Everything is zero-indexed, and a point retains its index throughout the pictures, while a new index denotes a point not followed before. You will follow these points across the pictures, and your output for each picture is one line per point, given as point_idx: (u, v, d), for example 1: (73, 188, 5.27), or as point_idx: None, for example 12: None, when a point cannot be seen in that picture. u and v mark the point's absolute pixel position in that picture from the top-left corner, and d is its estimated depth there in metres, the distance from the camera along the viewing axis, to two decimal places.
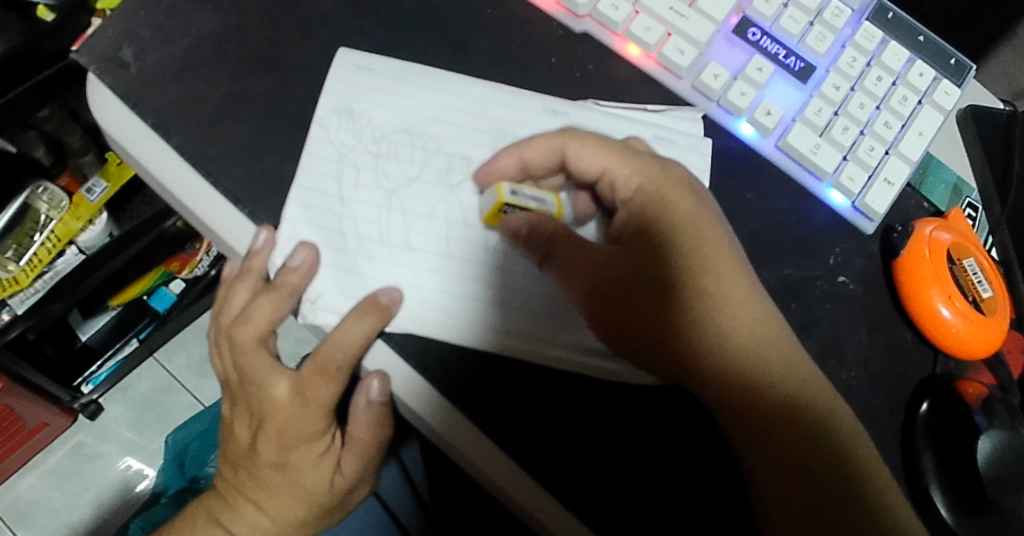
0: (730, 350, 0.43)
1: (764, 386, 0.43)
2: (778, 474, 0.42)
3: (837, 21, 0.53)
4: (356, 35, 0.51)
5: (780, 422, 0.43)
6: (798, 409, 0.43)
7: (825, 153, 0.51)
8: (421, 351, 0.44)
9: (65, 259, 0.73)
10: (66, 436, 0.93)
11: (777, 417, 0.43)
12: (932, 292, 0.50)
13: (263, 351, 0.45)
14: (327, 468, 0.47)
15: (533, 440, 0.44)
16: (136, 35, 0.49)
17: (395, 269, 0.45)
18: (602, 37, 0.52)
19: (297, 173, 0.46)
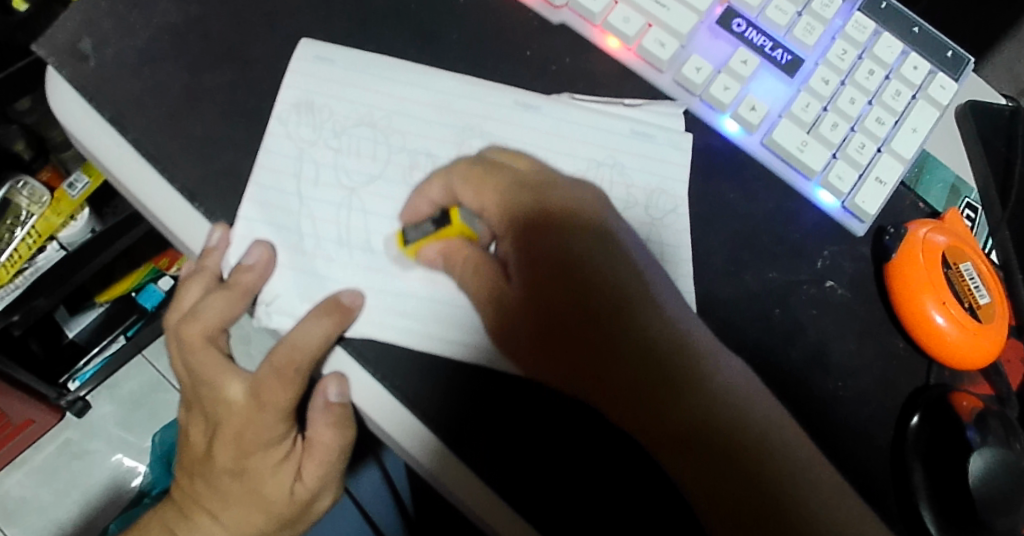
0: (635, 365, 0.40)
1: (679, 387, 0.40)
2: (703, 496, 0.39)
3: (827, 12, 0.50)
4: (323, 26, 0.49)
5: (701, 436, 0.40)
6: (717, 417, 0.40)
7: (813, 151, 0.48)
8: (379, 359, 0.42)
9: (45, 256, 0.70)
10: (55, 433, 0.92)
11: (705, 422, 0.40)
12: (925, 299, 0.47)
13: (213, 349, 0.43)
14: (287, 474, 0.45)
15: (497, 455, 0.42)
16: (96, 26, 0.47)
17: (354, 272, 0.43)
18: (580, 29, 0.50)
19: (254, 170, 0.44)
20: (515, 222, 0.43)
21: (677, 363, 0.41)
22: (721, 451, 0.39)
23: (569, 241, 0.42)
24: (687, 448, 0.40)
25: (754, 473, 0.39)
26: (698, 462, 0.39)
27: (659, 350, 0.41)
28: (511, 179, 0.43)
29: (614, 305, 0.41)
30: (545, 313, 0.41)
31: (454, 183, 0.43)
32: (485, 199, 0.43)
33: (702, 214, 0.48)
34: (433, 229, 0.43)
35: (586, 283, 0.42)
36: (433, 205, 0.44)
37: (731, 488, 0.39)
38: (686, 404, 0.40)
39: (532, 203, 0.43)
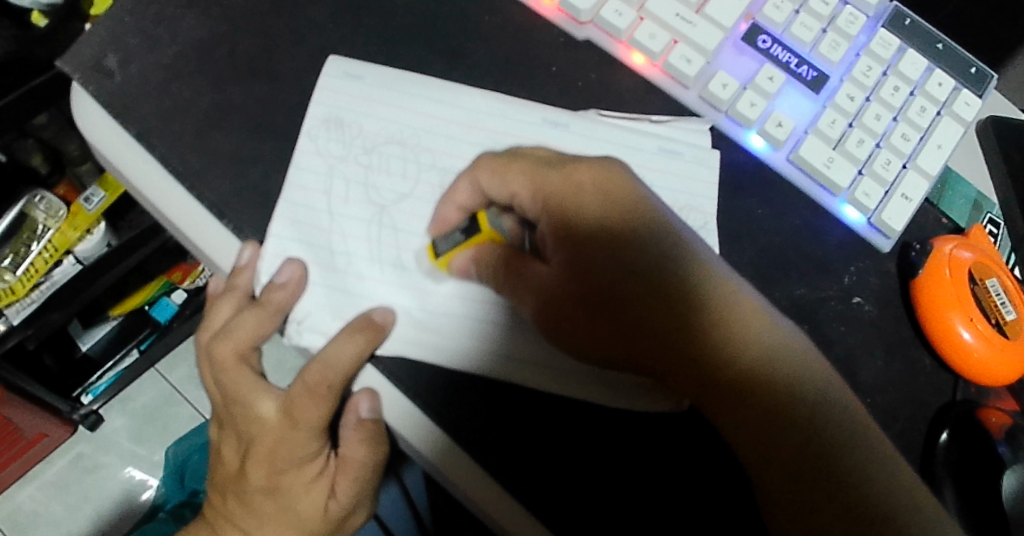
0: (705, 364, 0.39)
1: (753, 376, 0.39)
2: (785, 492, 0.38)
3: (852, 29, 0.50)
4: (348, 42, 0.49)
5: (780, 431, 0.38)
6: (790, 412, 0.39)
7: (839, 167, 0.48)
8: (411, 378, 0.42)
9: (62, 269, 0.70)
10: (67, 446, 0.92)
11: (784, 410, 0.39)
12: (952, 315, 0.47)
13: (245, 367, 0.43)
14: (321, 490, 0.45)
15: (532, 473, 0.42)
16: (121, 42, 0.47)
17: (386, 289, 0.43)
18: (605, 45, 0.50)
19: (284, 187, 0.44)
20: (547, 199, 0.42)
21: (740, 363, 0.39)
22: (805, 453, 0.38)
23: (618, 235, 0.41)
24: (766, 445, 0.38)
25: (836, 471, 0.38)
26: (776, 458, 0.38)
27: (726, 345, 0.39)
28: (533, 165, 0.42)
29: (683, 300, 0.40)
30: (581, 290, 0.41)
31: (479, 179, 0.43)
32: (515, 185, 0.42)
33: (729, 230, 0.48)
34: (461, 238, 0.43)
35: (635, 278, 0.41)
36: (461, 211, 0.44)
37: (813, 486, 0.38)
38: (760, 404, 0.39)
39: (560, 183, 0.42)
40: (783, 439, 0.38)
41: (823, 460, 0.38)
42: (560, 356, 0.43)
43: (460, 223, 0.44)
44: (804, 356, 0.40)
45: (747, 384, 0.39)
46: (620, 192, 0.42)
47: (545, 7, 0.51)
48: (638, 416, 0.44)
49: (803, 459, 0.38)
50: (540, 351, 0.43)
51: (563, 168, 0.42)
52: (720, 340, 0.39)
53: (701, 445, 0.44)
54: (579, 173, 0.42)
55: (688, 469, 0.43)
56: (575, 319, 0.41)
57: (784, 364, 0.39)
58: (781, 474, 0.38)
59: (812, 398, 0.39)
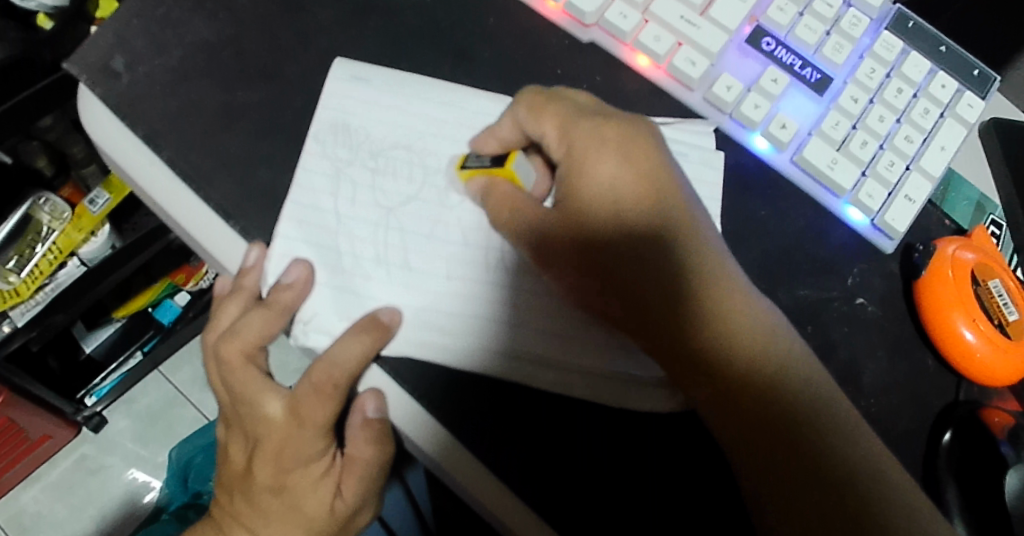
0: (684, 324, 0.41)
1: (744, 363, 0.40)
2: (738, 444, 0.40)
3: (855, 31, 0.51)
4: (355, 45, 0.49)
5: (745, 394, 0.40)
6: (762, 376, 0.40)
7: (843, 168, 0.49)
8: (417, 377, 0.42)
9: (66, 271, 0.69)
10: (70, 448, 0.92)
11: (769, 400, 0.40)
12: (955, 315, 0.47)
13: (252, 367, 0.43)
14: (327, 489, 0.45)
15: (538, 471, 0.42)
16: (128, 45, 0.47)
17: (392, 290, 0.43)
18: (610, 47, 0.51)
19: (291, 189, 0.44)
20: (573, 145, 0.43)
21: (721, 330, 0.41)
22: (769, 416, 0.40)
23: (626, 203, 0.42)
24: (731, 401, 0.40)
25: (794, 443, 0.39)
26: (739, 415, 0.40)
27: (709, 308, 0.41)
28: (571, 109, 0.43)
29: (668, 267, 0.41)
30: (585, 233, 0.42)
31: (520, 116, 0.44)
32: (547, 127, 0.43)
33: (734, 232, 0.49)
34: (488, 164, 0.45)
35: (641, 238, 0.42)
36: (500, 144, 0.45)
37: (764, 445, 0.39)
38: (731, 368, 0.40)
39: (588, 132, 0.42)
40: (744, 402, 0.40)
41: (783, 426, 0.40)
42: (567, 357, 0.44)
43: (496, 154, 0.45)
44: (780, 330, 0.42)
45: (721, 348, 0.41)
46: (645, 156, 0.42)
47: (551, 10, 0.51)
48: (643, 415, 0.44)
49: (766, 420, 0.40)
50: (546, 350, 0.44)
51: (595, 121, 0.43)
52: (699, 309, 0.41)
53: (706, 446, 0.44)
54: (607, 128, 0.42)
55: (691, 466, 0.44)
56: (573, 271, 0.42)
57: (762, 338, 0.41)
58: (740, 429, 0.40)
59: (789, 369, 0.41)
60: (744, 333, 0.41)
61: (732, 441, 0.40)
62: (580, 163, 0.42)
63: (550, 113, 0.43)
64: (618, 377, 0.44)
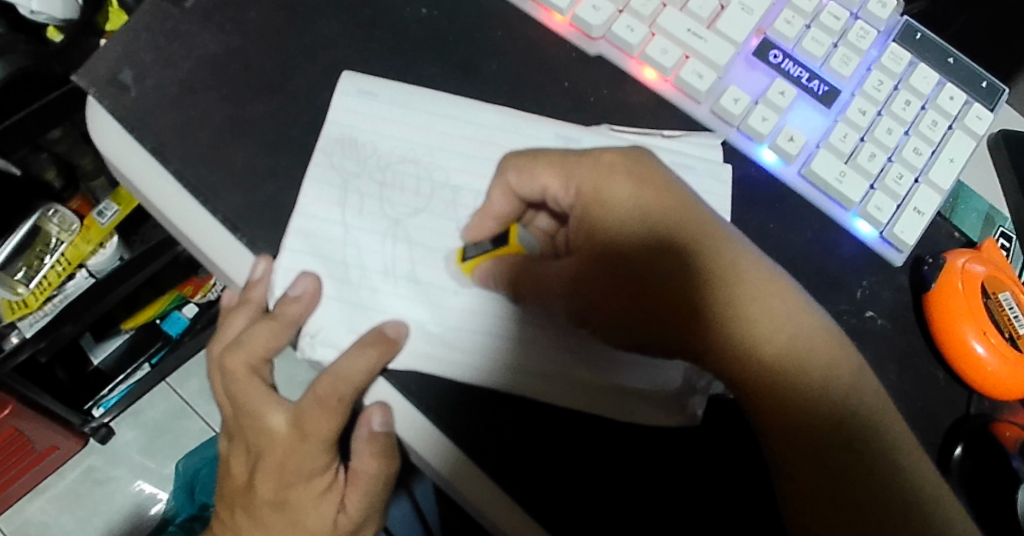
0: (740, 340, 0.40)
1: (789, 378, 0.39)
2: (794, 457, 0.39)
3: (863, 43, 0.51)
4: (362, 58, 0.49)
5: (811, 408, 0.39)
6: (827, 385, 0.40)
7: (851, 181, 0.49)
8: (423, 390, 0.42)
9: (74, 283, 0.70)
10: (78, 459, 0.92)
11: (819, 415, 0.39)
12: (965, 328, 0.47)
13: (256, 379, 0.43)
14: (329, 505, 0.45)
15: (543, 486, 0.42)
16: (136, 57, 0.48)
17: (400, 303, 0.43)
18: (616, 60, 0.51)
19: (298, 201, 0.45)
20: (581, 184, 0.43)
21: (778, 335, 0.40)
22: (829, 437, 0.39)
23: (654, 214, 0.42)
24: (795, 417, 0.39)
25: (863, 454, 0.39)
26: (807, 433, 0.39)
27: (768, 313, 0.40)
28: (563, 154, 0.43)
29: (719, 282, 0.40)
30: (608, 252, 0.42)
31: (509, 182, 0.44)
32: (545, 180, 0.43)
33: None
34: (490, 247, 0.44)
35: (677, 255, 0.41)
36: (497, 222, 0.45)
37: (823, 457, 0.39)
38: (793, 382, 0.39)
39: (589, 168, 0.42)
40: (811, 425, 0.39)
41: (850, 441, 0.39)
42: (574, 370, 0.43)
43: (494, 234, 0.44)
44: (833, 335, 0.41)
45: (783, 361, 0.39)
46: (653, 176, 0.42)
47: (557, 23, 0.51)
48: (649, 430, 0.44)
49: (830, 443, 0.39)
50: (554, 364, 0.43)
51: (592, 156, 0.43)
52: (760, 322, 0.40)
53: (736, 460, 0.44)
54: (610, 157, 0.43)
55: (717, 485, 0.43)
56: (614, 298, 0.41)
57: (819, 341, 0.40)
58: (794, 441, 0.39)
59: (835, 379, 0.40)
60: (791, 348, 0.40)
61: (803, 467, 0.39)
62: (591, 201, 0.42)
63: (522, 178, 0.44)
64: (625, 391, 0.44)
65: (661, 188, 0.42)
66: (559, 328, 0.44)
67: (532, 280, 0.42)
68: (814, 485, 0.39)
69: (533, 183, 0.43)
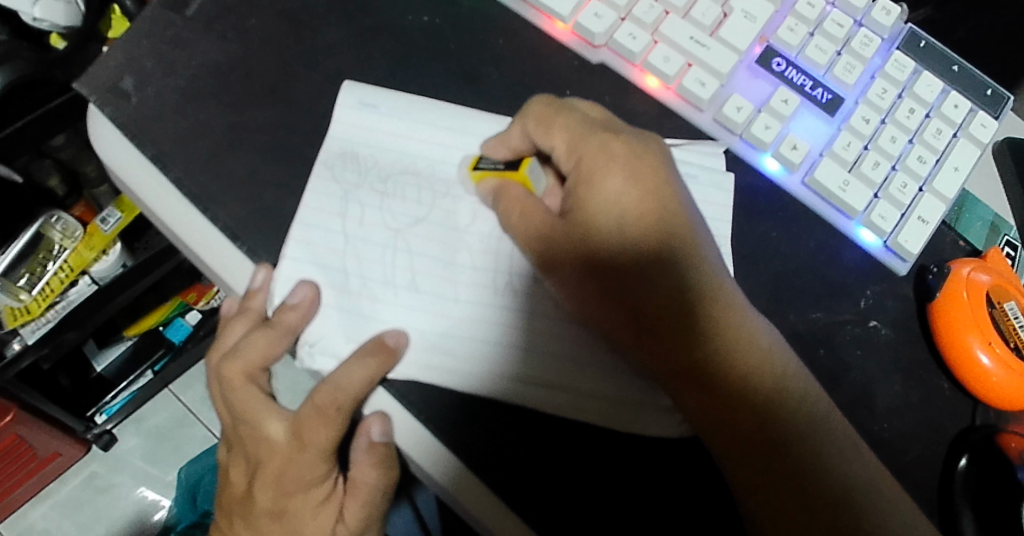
0: (687, 343, 0.41)
1: (736, 380, 0.41)
2: (735, 446, 0.41)
3: (866, 51, 0.50)
4: (363, 66, 0.49)
5: (740, 410, 0.41)
6: (762, 397, 0.41)
7: (855, 190, 0.48)
8: (422, 400, 0.42)
9: (77, 289, 0.69)
10: (80, 466, 0.92)
11: (762, 417, 0.41)
12: (971, 339, 0.47)
13: (254, 387, 0.43)
14: (328, 516, 0.44)
15: (542, 497, 0.41)
16: (138, 65, 0.48)
17: (400, 312, 0.43)
18: (620, 68, 0.50)
19: (299, 210, 0.44)
20: (582, 159, 0.42)
21: (726, 344, 0.41)
22: (766, 437, 0.41)
23: (632, 218, 0.41)
24: (723, 412, 0.41)
25: (786, 461, 0.41)
26: (730, 426, 0.41)
27: (717, 318, 0.41)
28: (581, 122, 0.43)
29: (671, 288, 0.41)
30: (595, 248, 0.41)
31: (529, 127, 0.44)
32: (556, 140, 0.43)
33: (744, 254, 0.48)
34: (501, 168, 0.45)
35: (647, 255, 0.41)
36: (512, 153, 0.45)
37: (758, 456, 0.41)
38: (727, 384, 0.41)
39: (593, 147, 0.42)
40: (748, 422, 0.41)
41: (773, 446, 0.41)
42: (577, 380, 0.43)
43: (508, 160, 0.45)
44: (778, 350, 0.42)
45: (721, 368, 0.41)
46: (652, 172, 0.42)
47: (559, 31, 0.51)
48: (651, 440, 0.43)
49: (763, 443, 0.41)
50: (553, 375, 0.43)
51: (603, 136, 0.42)
52: (702, 329, 0.41)
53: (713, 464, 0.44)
54: (614, 143, 0.42)
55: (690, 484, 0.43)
56: (579, 291, 0.42)
57: (762, 356, 0.42)
58: (736, 435, 0.41)
59: (784, 385, 0.42)
60: (738, 351, 0.41)
61: (722, 449, 0.41)
62: (586, 180, 0.42)
63: (547, 117, 0.44)
64: (627, 401, 0.43)
65: (650, 189, 0.42)
66: (560, 339, 0.44)
67: (528, 231, 0.43)
68: (748, 479, 0.41)
69: (546, 139, 0.44)
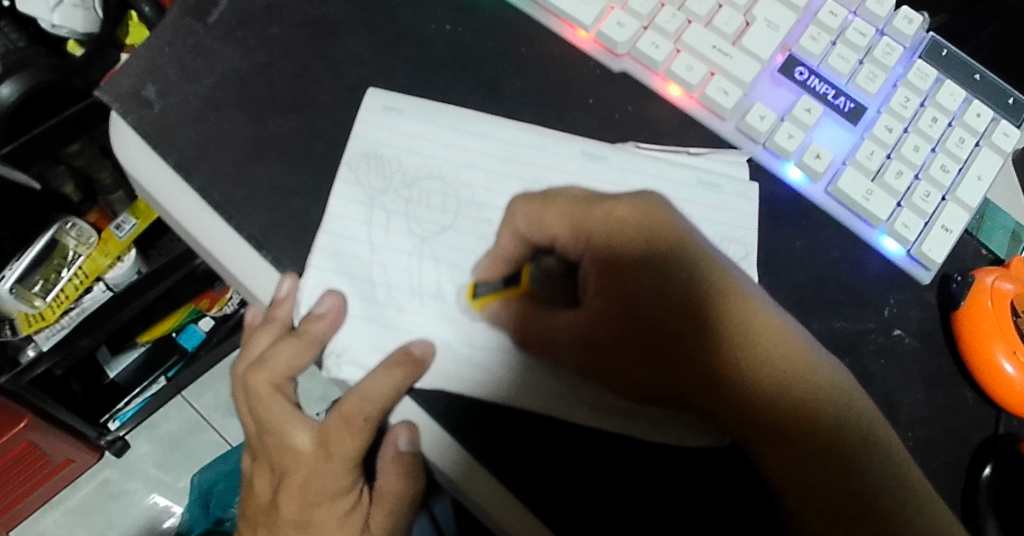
0: (740, 396, 0.39)
1: (802, 431, 0.39)
2: (816, 505, 0.38)
3: (889, 60, 0.51)
4: (386, 74, 0.49)
5: (824, 460, 0.39)
6: (843, 441, 0.39)
7: (878, 199, 0.48)
8: (449, 410, 0.42)
9: (92, 296, 0.69)
10: (92, 472, 0.92)
11: (836, 465, 0.39)
12: (995, 347, 0.46)
13: (280, 396, 0.43)
14: (353, 527, 0.44)
15: (570, 509, 0.41)
16: (160, 73, 0.48)
17: (426, 322, 0.43)
18: (642, 77, 0.50)
19: (324, 218, 0.44)
20: (590, 237, 0.42)
21: (780, 395, 0.39)
22: (844, 487, 0.39)
23: (661, 275, 0.40)
24: (811, 469, 0.39)
25: (871, 509, 0.38)
26: (821, 484, 0.39)
27: (767, 367, 0.40)
28: (577, 201, 0.42)
29: (715, 342, 0.40)
30: (628, 310, 0.41)
31: (517, 225, 0.43)
32: (555, 229, 0.42)
33: (767, 264, 0.48)
34: (504, 286, 0.43)
35: (685, 313, 0.40)
36: (508, 264, 0.44)
37: (842, 511, 0.38)
38: (793, 434, 0.39)
39: (601, 223, 0.41)
40: (823, 472, 0.39)
41: (861, 496, 0.38)
42: (602, 391, 0.43)
43: (503, 276, 0.44)
44: (845, 389, 0.41)
45: (792, 415, 0.39)
46: (669, 228, 0.41)
47: (581, 40, 0.51)
48: (677, 449, 0.43)
49: (843, 493, 0.38)
50: (579, 385, 0.43)
51: (607, 206, 0.41)
52: (765, 379, 0.40)
53: (763, 484, 0.43)
54: (620, 210, 0.41)
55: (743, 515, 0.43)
56: (612, 353, 0.41)
57: (832, 397, 0.40)
58: (814, 492, 0.39)
59: (851, 429, 0.40)
60: (796, 399, 0.40)
61: (801, 509, 0.39)
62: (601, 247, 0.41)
63: (535, 223, 0.42)
64: (654, 412, 0.43)
65: (676, 245, 0.40)
66: None
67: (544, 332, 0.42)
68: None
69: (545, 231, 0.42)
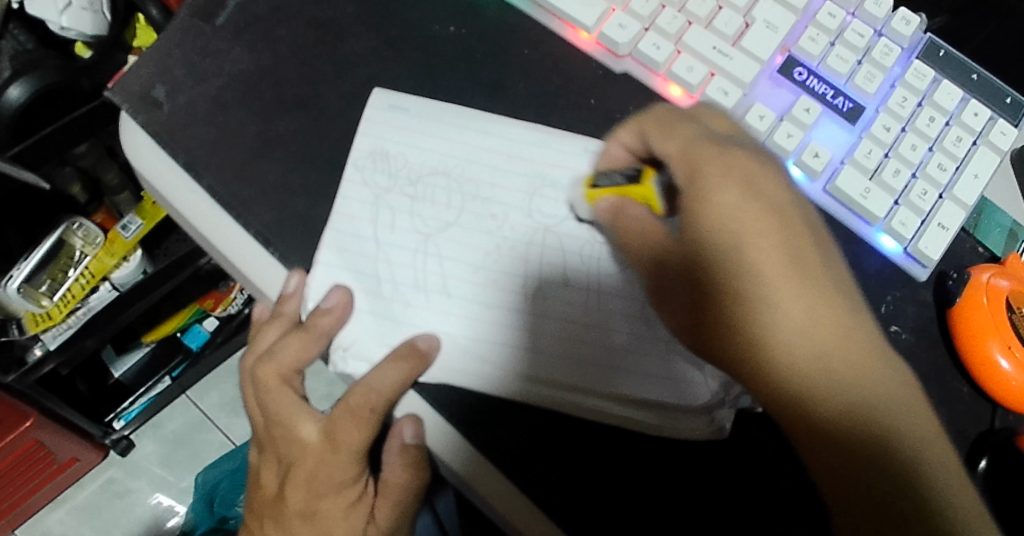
0: (791, 358, 0.38)
1: (854, 408, 0.38)
2: (845, 482, 0.37)
3: (887, 60, 0.51)
4: (391, 75, 0.50)
5: (865, 445, 0.37)
6: (885, 433, 0.37)
7: (876, 197, 0.49)
8: (454, 404, 0.43)
9: (98, 295, 0.70)
10: (97, 472, 0.92)
11: (878, 449, 0.37)
12: (991, 343, 0.47)
13: (288, 389, 0.44)
14: (359, 518, 0.45)
15: (573, 501, 0.42)
16: (169, 73, 0.48)
17: (432, 316, 0.44)
18: (643, 77, 0.51)
19: (331, 215, 0.45)
20: (692, 164, 0.41)
21: (836, 368, 0.38)
22: (879, 473, 0.37)
23: (742, 223, 0.40)
24: (848, 448, 0.37)
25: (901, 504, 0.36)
26: (846, 460, 0.37)
27: (825, 339, 0.38)
28: (700, 132, 0.43)
29: (780, 300, 0.39)
30: (693, 255, 0.41)
31: (647, 127, 0.44)
32: (671, 145, 0.43)
33: None
34: (621, 182, 0.45)
35: (755, 266, 0.39)
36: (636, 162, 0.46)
37: (869, 496, 0.37)
38: (838, 408, 0.38)
39: (711, 155, 0.41)
40: (860, 454, 0.37)
41: (896, 488, 0.37)
42: (604, 384, 0.43)
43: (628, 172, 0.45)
44: (899, 384, 0.39)
45: (841, 390, 0.38)
46: (761, 183, 0.41)
47: (584, 41, 0.52)
48: (676, 442, 0.44)
49: (877, 481, 0.37)
50: (580, 377, 0.43)
51: (727, 147, 0.42)
52: (811, 352, 0.38)
53: (759, 478, 0.44)
54: (731, 156, 0.41)
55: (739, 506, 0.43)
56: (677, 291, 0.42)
57: (882, 388, 0.38)
58: (845, 470, 0.37)
59: (896, 421, 0.38)
60: (850, 375, 0.38)
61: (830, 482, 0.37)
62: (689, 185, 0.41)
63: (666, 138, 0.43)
64: (654, 406, 0.44)
65: (763, 200, 0.40)
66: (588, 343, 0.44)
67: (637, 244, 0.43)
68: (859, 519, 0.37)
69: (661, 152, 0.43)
